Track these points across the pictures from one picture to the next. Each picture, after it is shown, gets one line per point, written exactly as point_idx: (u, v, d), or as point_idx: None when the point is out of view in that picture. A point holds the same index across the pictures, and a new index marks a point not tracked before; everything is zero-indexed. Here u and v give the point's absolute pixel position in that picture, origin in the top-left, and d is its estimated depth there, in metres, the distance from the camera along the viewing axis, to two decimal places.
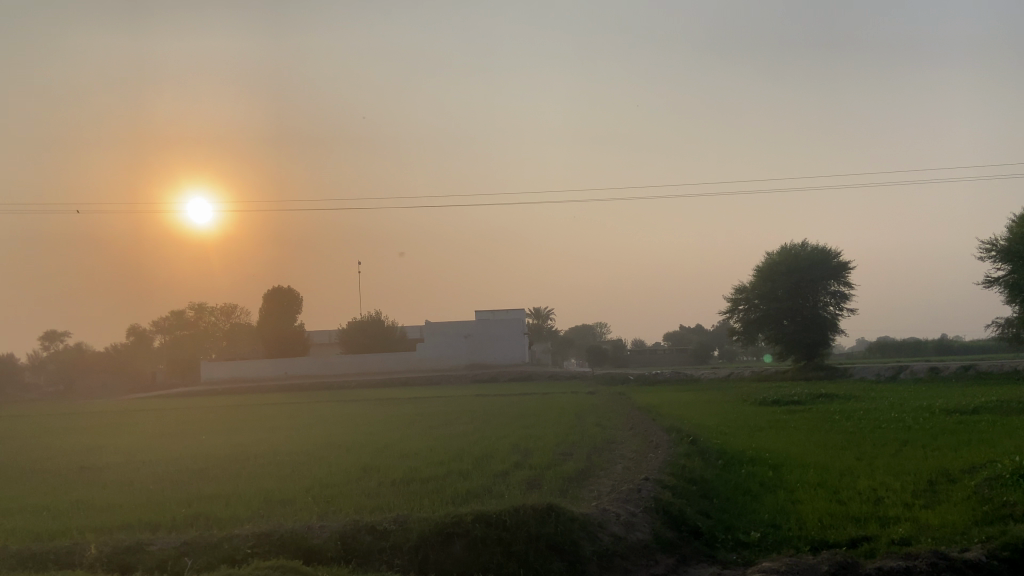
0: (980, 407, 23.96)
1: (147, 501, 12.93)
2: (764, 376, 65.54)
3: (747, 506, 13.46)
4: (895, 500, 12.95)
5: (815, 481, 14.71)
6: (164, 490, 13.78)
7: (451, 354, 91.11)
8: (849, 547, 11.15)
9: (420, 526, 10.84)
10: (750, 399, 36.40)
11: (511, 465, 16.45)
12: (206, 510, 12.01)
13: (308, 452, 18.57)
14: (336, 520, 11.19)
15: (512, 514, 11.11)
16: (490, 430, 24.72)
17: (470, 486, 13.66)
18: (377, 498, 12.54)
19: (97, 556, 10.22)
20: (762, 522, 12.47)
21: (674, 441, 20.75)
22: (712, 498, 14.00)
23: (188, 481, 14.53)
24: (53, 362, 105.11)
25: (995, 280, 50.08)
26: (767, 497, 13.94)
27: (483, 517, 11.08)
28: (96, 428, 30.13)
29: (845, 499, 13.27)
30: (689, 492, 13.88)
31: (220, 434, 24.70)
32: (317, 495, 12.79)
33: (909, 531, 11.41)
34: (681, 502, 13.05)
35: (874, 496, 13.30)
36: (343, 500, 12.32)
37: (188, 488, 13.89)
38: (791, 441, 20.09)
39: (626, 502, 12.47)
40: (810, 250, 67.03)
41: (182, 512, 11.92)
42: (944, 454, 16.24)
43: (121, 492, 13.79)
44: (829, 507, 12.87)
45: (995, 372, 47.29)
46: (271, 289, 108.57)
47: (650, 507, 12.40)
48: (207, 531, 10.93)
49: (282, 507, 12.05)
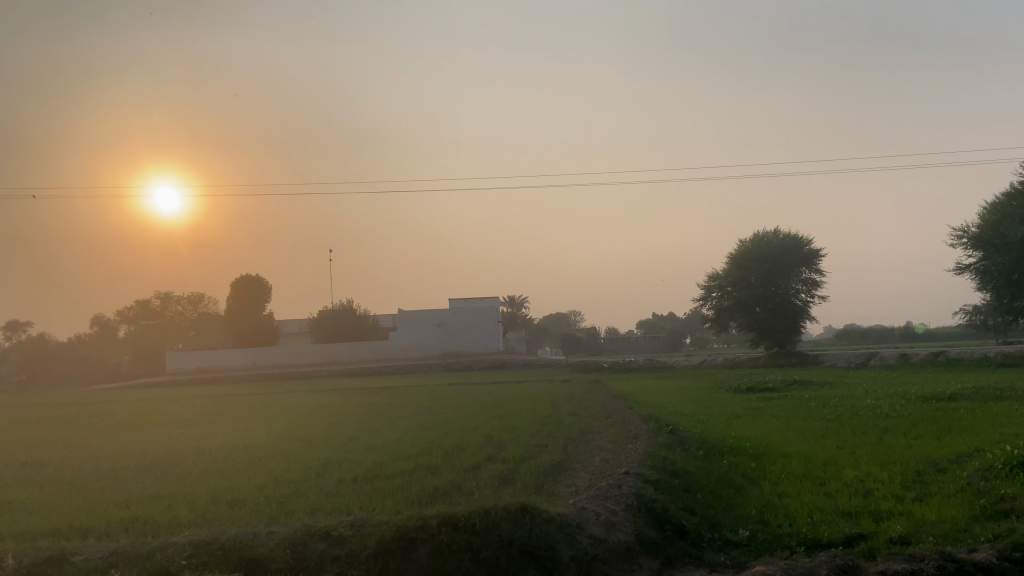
0: (954, 393, 24.11)
1: (83, 501, 12.21)
2: (737, 363, 65.97)
3: (733, 501, 13.07)
4: (885, 493, 12.66)
5: (799, 472, 14.38)
6: (106, 489, 13.05)
7: (424, 343, 90.20)
8: (845, 546, 10.79)
9: (382, 532, 10.18)
10: (725, 386, 36.34)
11: (482, 458, 15.95)
12: (147, 511, 11.36)
13: (269, 446, 17.97)
14: (288, 524, 10.53)
15: (482, 517, 10.53)
16: (461, 421, 24.14)
17: (438, 482, 13.13)
18: (337, 497, 11.95)
19: (14, 567, 9.43)
20: (750, 519, 12.09)
21: (653, 430, 20.33)
22: (696, 492, 13.60)
23: (137, 480, 13.84)
24: (13, 353, 102.12)
25: (966, 267, 50.70)
26: (751, 490, 13.57)
27: (450, 520, 10.49)
28: (49, 420, 28.98)
29: (832, 492, 12.96)
30: (671, 486, 13.44)
31: (182, 427, 23.96)
32: (271, 494, 12.12)
33: (908, 528, 11.07)
34: (665, 498, 12.60)
35: (862, 489, 12.97)
36: (300, 500, 11.67)
37: (131, 487, 13.15)
38: (770, 429, 19.81)
39: (606, 500, 11.97)
40: (783, 237, 67.32)
41: (119, 515, 11.22)
42: (927, 442, 16.06)
43: (61, 492, 13.05)
44: (818, 500, 12.54)
45: (965, 359, 47.95)
46: (238, 277, 106.59)
47: (631, 505, 11.96)
48: (141, 539, 10.20)
49: (230, 509, 11.34)
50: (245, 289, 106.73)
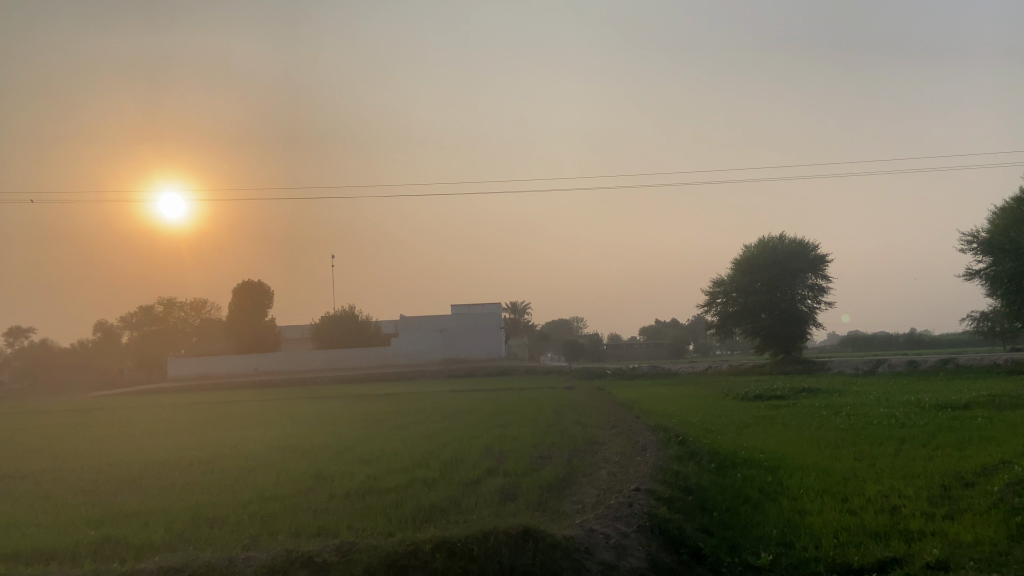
0: (968, 401, 23.59)
1: (56, 518, 11.74)
2: (742, 370, 65.42)
3: (752, 519, 12.54)
4: (912, 510, 12.12)
5: (819, 487, 13.82)
6: (83, 505, 12.60)
7: (426, 349, 89.69)
8: (878, 572, 10.25)
9: (370, 558, 9.55)
10: (732, 393, 35.88)
11: (483, 471, 15.43)
12: (120, 530, 10.90)
13: (261, 456, 17.60)
14: (269, 548, 9.99)
15: (480, 542, 10.00)
16: (461, 430, 23.63)
17: (435, 499, 12.60)
18: (325, 516, 11.42)
19: None
20: (771, 540, 11.56)
21: (662, 441, 19.80)
22: (712, 510, 13.04)
23: (118, 493, 13.40)
24: (16, 359, 102.13)
25: (976, 272, 50.19)
26: (769, 507, 13.05)
27: (444, 545, 9.93)
28: (46, 429, 28.69)
29: (855, 509, 12.42)
30: (685, 504, 12.87)
31: (174, 436, 23.58)
32: (256, 512, 11.63)
33: (943, 550, 10.51)
34: (680, 518, 12.07)
35: (888, 505, 12.44)
36: (287, 520, 11.14)
37: (110, 502, 12.69)
38: (782, 439, 19.29)
39: (615, 521, 11.36)
40: (789, 242, 66.77)
41: (89, 535, 10.74)
42: (948, 453, 15.51)
43: (35, 508, 12.59)
44: (842, 519, 11.99)
45: (974, 366, 47.37)
46: (241, 283, 106.45)
47: (642, 526, 11.38)
48: (110, 564, 9.67)
49: (211, 528, 10.85)
50: (247, 294, 106.57)
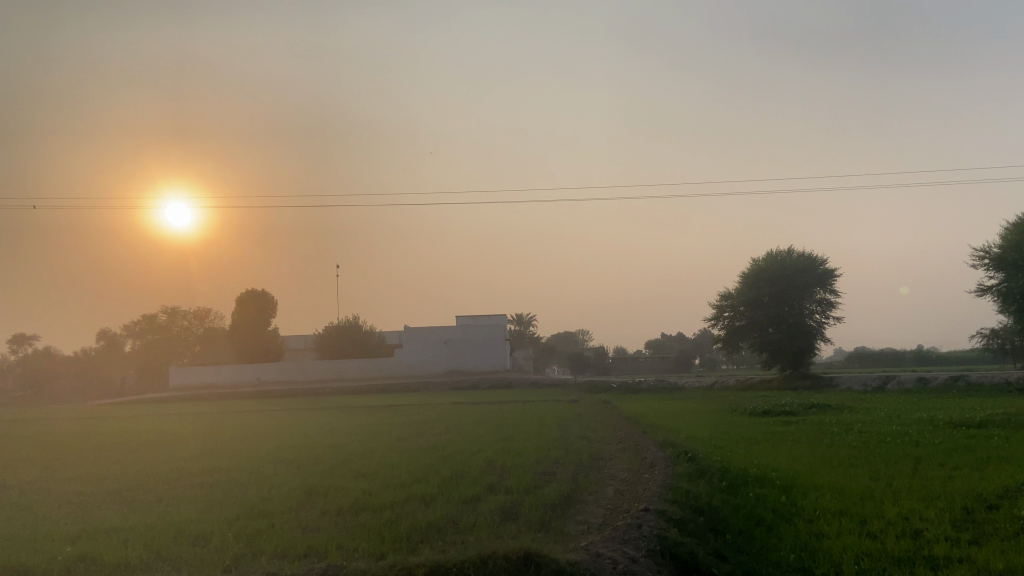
0: (983, 420, 23.04)
1: (33, 533, 11.43)
2: (749, 385, 64.78)
3: (766, 543, 12.11)
4: (935, 534, 11.68)
5: (836, 507, 13.40)
6: (64, 519, 12.29)
7: (430, 360, 89.29)
8: None
9: None
10: (740, 408, 35.37)
11: (484, 487, 15.04)
12: (98, 547, 10.53)
13: (254, 469, 17.27)
14: (256, 568, 9.61)
15: (478, 567, 9.57)
16: (463, 443, 23.27)
17: (432, 517, 12.18)
18: (317, 535, 11.02)
19: None
20: (787, 565, 11.11)
21: (670, 458, 19.36)
22: (724, 532, 12.62)
23: (103, 507, 13.10)
24: (20, 367, 102.22)
25: (988, 288, 49.64)
26: (785, 528, 12.65)
27: (438, 570, 9.50)
28: (43, 437, 28.53)
29: (875, 532, 11.98)
30: (696, 526, 12.44)
31: (169, 447, 23.36)
32: (243, 529, 11.26)
33: None
34: (691, 542, 11.62)
35: (910, 529, 11.99)
36: (276, 538, 10.77)
37: (94, 515, 12.44)
38: (793, 457, 18.84)
39: (623, 544, 10.85)
40: (797, 256, 66.32)
41: (63, 551, 10.37)
42: (967, 473, 15.05)
43: (14, 521, 12.28)
44: (862, 543, 11.56)
45: (985, 384, 46.71)
46: (246, 292, 106.49)
47: (652, 550, 10.88)
48: None
49: (196, 546, 10.48)
50: (251, 304, 106.57)
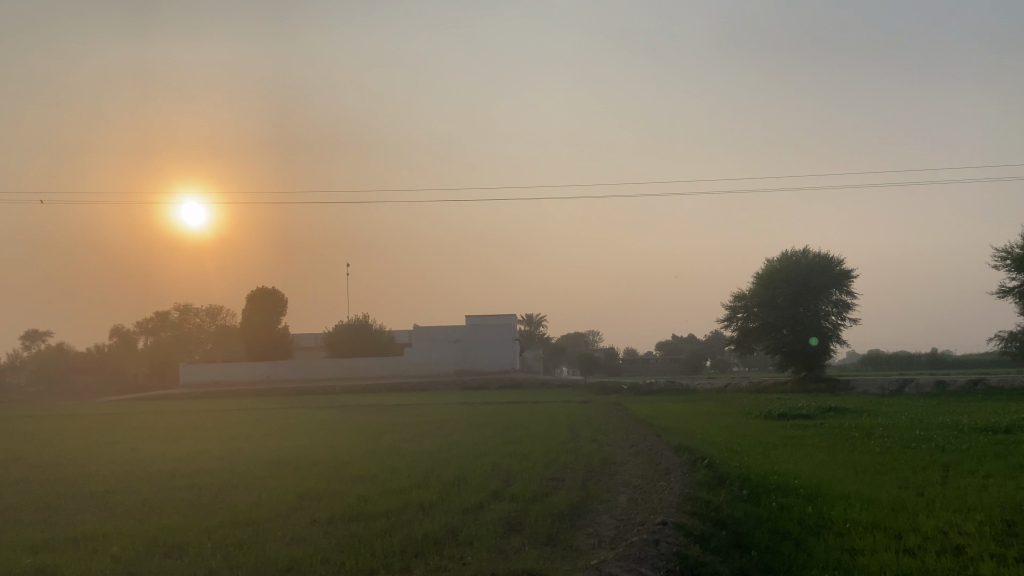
0: (1009, 424, 22.26)
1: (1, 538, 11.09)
2: (762, 387, 63.90)
3: (792, 560, 11.45)
4: (978, 551, 10.98)
5: (868, 520, 12.75)
6: (38, 524, 11.97)
7: (439, 359, 88.83)
8: None
9: None
10: (754, 412, 34.63)
11: (487, 494, 14.49)
12: (66, 558, 10.07)
13: (248, 472, 16.89)
14: None
15: None
16: (469, 446, 22.74)
17: (430, 528, 11.65)
18: (303, 547, 10.52)
19: None
20: None
21: (686, 463, 18.75)
22: (748, 547, 11.99)
23: (81, 511, 12.77)
24: (34, 363, 102.90)
25: (1010, 289, 48.65)
26: (815, 544, 12.03)
27: None
28: (46, 434, 28.56)
29: (913, 548, 11.33)
30: (719, 542, 11.82)
31: (168, 445, 23.18)
32: (226, 539, 10.78)
33: None
34: (713, 559, 10.99)
35: (950, 544, 11.33)
36: (258, 551, 10.23)
37: (69, 521, 12.09)
38: (815, 463, 18.15)
39: (638, 564, 10.16)
40: (813, 257, 65.30)
41: (24, 563, 9.93)
42: (1001, 482, 14.34)
43: None
44: (899, 560, 10.93)
45: (1005, 388, 45.75)
46: (256, 290, 106.58)
47: (670, 570, 10.22)
48: None
49: (176, 558, 10.02)
50: (261, 301, 106.59)
